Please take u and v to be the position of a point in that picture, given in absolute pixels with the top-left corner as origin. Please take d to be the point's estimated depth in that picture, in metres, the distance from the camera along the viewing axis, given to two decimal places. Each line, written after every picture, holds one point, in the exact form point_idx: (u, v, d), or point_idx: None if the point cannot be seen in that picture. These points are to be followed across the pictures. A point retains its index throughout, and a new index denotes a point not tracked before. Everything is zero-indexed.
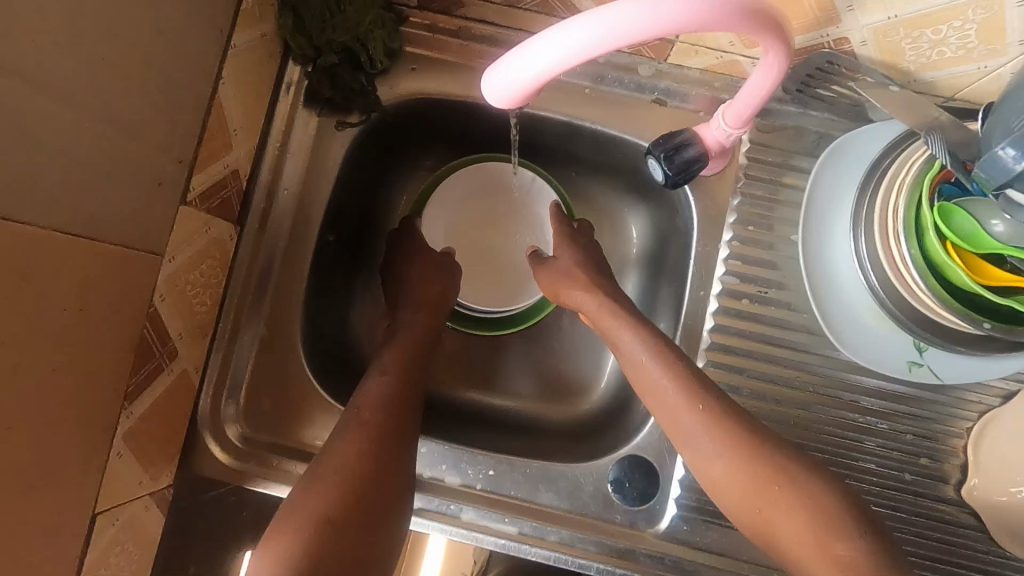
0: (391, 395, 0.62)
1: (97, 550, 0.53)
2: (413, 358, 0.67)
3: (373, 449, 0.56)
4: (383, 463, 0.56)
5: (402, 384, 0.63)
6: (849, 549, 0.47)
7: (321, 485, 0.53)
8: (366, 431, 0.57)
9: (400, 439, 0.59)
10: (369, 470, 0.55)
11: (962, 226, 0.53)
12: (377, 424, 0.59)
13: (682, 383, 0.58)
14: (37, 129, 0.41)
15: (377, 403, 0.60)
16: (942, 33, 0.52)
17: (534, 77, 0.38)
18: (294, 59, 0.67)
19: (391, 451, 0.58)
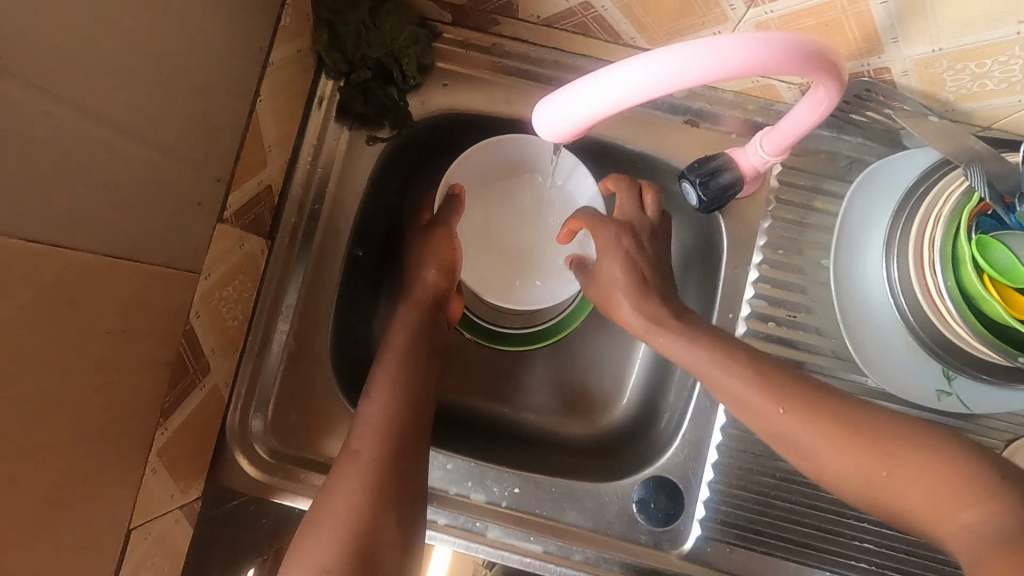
0: (389, 423, 0.59)
1: (132, 564, 0.53)
2: (412, 375, 0.63)
3: (377, 488, 0.55)
4: (388, 500, 0.55)
5: (400, 407, 0.60)
6: (975, 516, 0.43)
7: (322, 533, 0.52)
8: (363, 469, 0.56)
9: (404, 469, 0.57)
10: (372, 511, 0.53)
11: (1000, 260, 0.52)
12: (395, 429, 0.59)
13: (761, 390, 0.55)
14: (86, 153, 0.41)
15: (374, 433, 0.58)
16: (986, 66, 0.52)
17: (589, 115, 0.39)
18: (327, 74, 0.67)
19: (396, 484, 0.56)
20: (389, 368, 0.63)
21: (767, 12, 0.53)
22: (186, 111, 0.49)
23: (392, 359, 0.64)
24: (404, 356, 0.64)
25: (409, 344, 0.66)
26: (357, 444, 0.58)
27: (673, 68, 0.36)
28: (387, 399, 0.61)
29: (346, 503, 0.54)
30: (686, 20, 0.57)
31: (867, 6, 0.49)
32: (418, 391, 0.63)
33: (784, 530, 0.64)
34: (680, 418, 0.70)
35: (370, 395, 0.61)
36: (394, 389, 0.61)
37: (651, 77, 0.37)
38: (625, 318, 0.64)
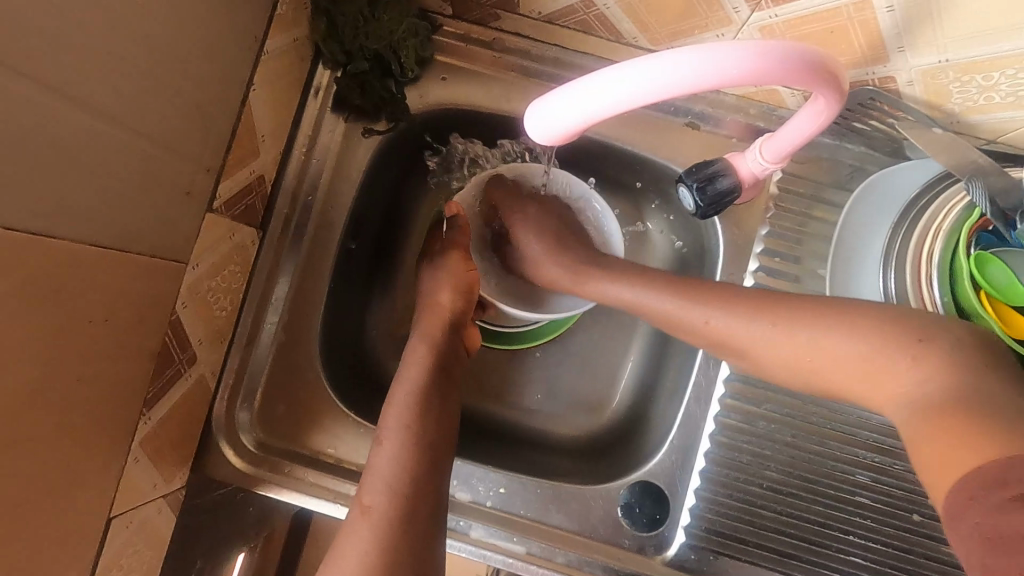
0: (399, 466, 0.56)
1: (112, 552, 0.53)
2: (424, 409, 0.60)
3: (390, 538, 0.51)
4: (407, 551, 0.51)
5: (411, 448, 0.57)
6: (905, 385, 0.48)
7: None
8: (375, 521, 0.52)
9: (419, 513, 0.53)
10: (387, 565, 0.50)
11: (997, 277, 0.53)
12: (414, 465, 0.56)
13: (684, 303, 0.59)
14: (70, 139, 0.41)
15: (386, 477, 0.55)
16: (993, 79, 0.51)
17: (580, 121, 0.39)
18: (324, 64, 0.66)
19: (412, 532, 0.52)
20: (402, 403, 0.60)
21: (772, 16, 0.51)
22: (175, 98, 0.49)
23: (400, 397, 0.61)
24: (413, 391, 0.61)
25: (422, 378, 0.62)
26: (370, 492, 0.55)
27: (666, 76, 0.35)
28: (402, 430, 0.58)
29: (358, 559, 0.50)
30: (689, 20, 0.56)
31: (873, 13, 0.48)
32: (431, 426, 0.59)
33: (768, 539, 0.64)
34: (670, 423, 0.70)
35: (383, 436, 0.58)
36: (402, 427, 0.58)
37: (644, 84, 0.36)
38: (553, 276, 0.69)
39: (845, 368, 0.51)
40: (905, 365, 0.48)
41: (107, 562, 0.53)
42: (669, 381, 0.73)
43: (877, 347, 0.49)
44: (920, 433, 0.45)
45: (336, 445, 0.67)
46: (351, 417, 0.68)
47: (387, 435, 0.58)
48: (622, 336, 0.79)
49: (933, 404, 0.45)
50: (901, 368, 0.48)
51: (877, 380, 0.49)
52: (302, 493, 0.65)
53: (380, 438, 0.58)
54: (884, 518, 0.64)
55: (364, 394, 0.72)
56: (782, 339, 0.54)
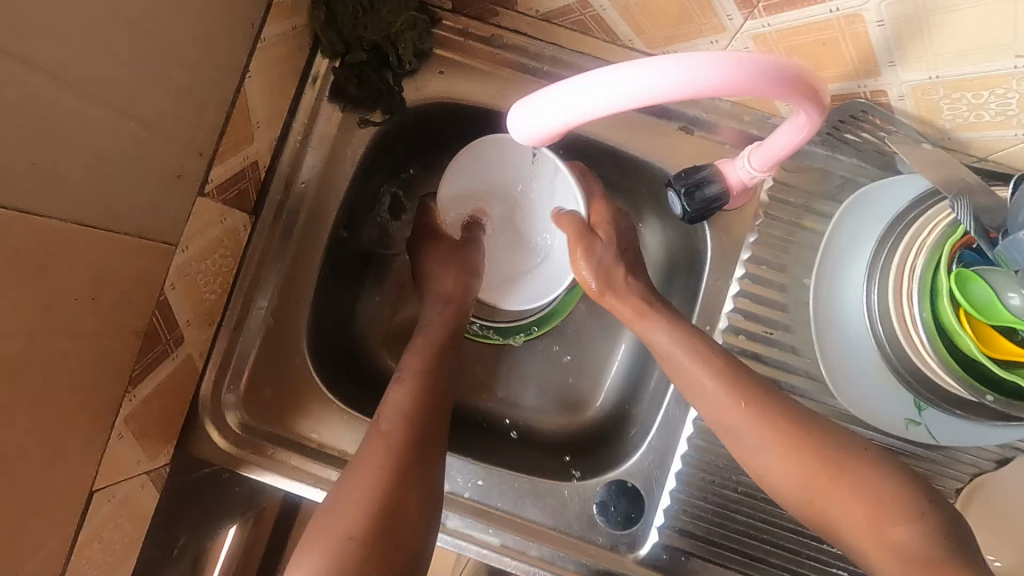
0: (416, 402, 0.60)
1: (93, 525, 0.54)
2: (438, 362, 0.65)
3: (407, 455, 0.56)
4: (417, 474, 0.55)
5: (428, 389, 0.62)
6: (902, 533, 0.47)
7: (356, 489, 0.53)
8: (392, 441, 0.57)
9: (426, 442, 0.58)
10: (398, 480, 0.54)
11: (978, 295, 0.50)
12: (426, 400, 0.61)
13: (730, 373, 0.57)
14: (59, 120, 0.42)
15: (405, 407, 0.60)
16: (983, 98, 0.50)
17: (559, 123, 0.39)
18: (322, 53, 0.67)
19: (422, 459, 0.57)
20: (419, 352, 0.66)
21: (765, 25, 0.52)
22: (169, 83, 0.50)
23: (421, 349, 0.66)
24: (433, 345, 0.67)
25: (438, 337, 0.68)
26: (388, 418, 0.59)
27: (646, 82, 0.36)
28: (417, 370, 0.64)
29: (377, 466, 0.55)
30: (683, 26, 0.56)
31: (864, 26, 0.48)
32: (445, 377, 0.65)
33: (740, 543, 0.65)
34: (649, 425, 0.71)
35: (400, 376, 0.63)
36: (422, 372, 0.64)
37: (622, 91, 0.36)
38: (615, 305, 0.65)
39: (852, 497, 0.50)
40: (905, 518, 0.47)
41: (88, 534, 0.54)
42: (652, 384, 0.73)
43: (880, 498, 0.49)
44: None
45: (320, 430, 0.68)
46: (336, 404, 0.69)
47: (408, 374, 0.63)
48: (610, 336, 0.80)
49: (926, 559, 0.45)
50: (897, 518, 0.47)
51: (875, 523, 0.48)
52: (282, 476, 0.66)
53: (398, 376, 0.63)
54: None
55: (350, 381, 0.73)
56: (790, 462, 0.53)
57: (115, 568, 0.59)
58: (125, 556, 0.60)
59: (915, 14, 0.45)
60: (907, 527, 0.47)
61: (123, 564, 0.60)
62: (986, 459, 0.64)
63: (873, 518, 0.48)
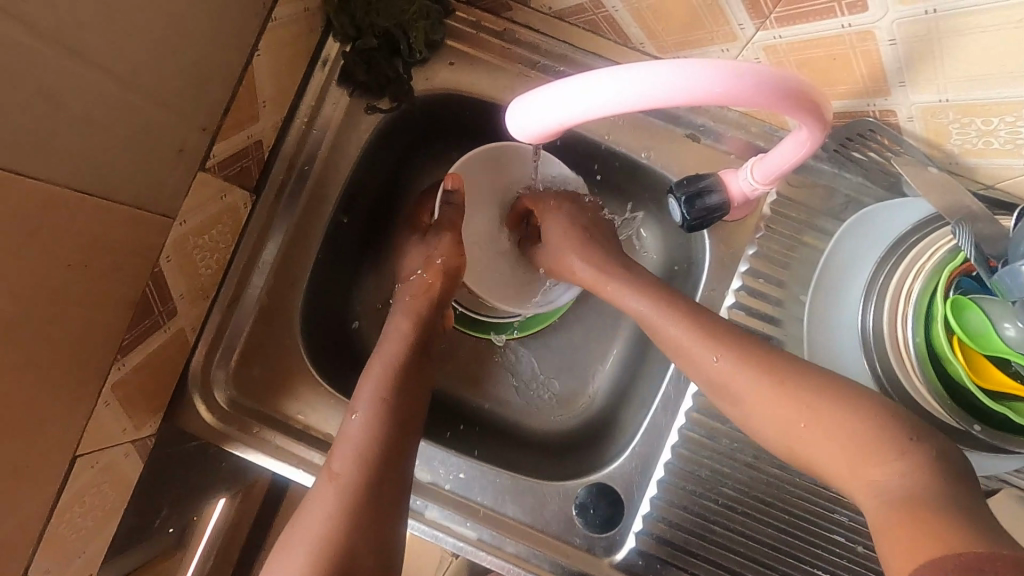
0: (371, 439, 0.57)
1: (74, 489, 0.55)
2: (394, 390, 0.61)
3: (359, 502, 0.53)
4: (369, 519, 0.53)
5: (382, 422, 0.58)
6: (884, 473, 0.45)
7: (305, 540, 0.52)
8: (342, 484, 0.54)
9: (382, 483, 0.55)
10: (348, 527, 0.52)
11: (973, 324, 0.50)
12: (382, 437, 0.58)
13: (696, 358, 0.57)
14: (60, 85, 0.42)
15: (358, 444, 0.57)
16: (993, 124, 0.49)
17: (557, 122, 0.39)
18: (334, 37, 0.67)
19: (377, 502, 0.54)
20: (377, 378, 0.62)
21: (776, 37, 0.52)
22: (174, 55, 0.50)
23: (376, 374, 0.62)
24: (392, 368, 0.63)
25: (397, 362, 0.63)
26: (339, 459, 0.56)
27: (645, 87, 0.36)
28: (371, 399, 0.60)
29: (327, 519, 0.52)
30: (694, 32, 0.56)
31: (875, 44, 0.48)
32: (403, 406, 0.61)
33: (718, 556, 0.64)
34: (634, 430, 0.71)
35: (355, 408, 0.60)
36: (376, 403, 0.60)
37: (621, 95, 0.36)
38: (573, 273, 0.69)
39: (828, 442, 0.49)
40: (891, 457, 0.45)
41: (69, 498, 0.54)
42: (642, 390, 0.74)
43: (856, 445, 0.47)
44: (886, 525, 0.43)
45: (306, 412, 0.68)
46: (324, 387, 0.69)
47: (361, 404, 0.60)
48: (603, 340, 0.80)
49: (910, 504, 0.42)
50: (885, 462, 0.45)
51: (863, 465, 0.46)
52: (265, 455, 0.66)
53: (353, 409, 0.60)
54: (840, 549, 0.63)
55: (340, 364, 0.73)
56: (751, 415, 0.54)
57: (94, 532, 0.59)
58: (106, 522, 0.61)
59: (927, 33, 0.45)
60: (886, 468, 0.45)
61: (103, 528, 0.60)
62: None
63: (854, 461, 0.47)
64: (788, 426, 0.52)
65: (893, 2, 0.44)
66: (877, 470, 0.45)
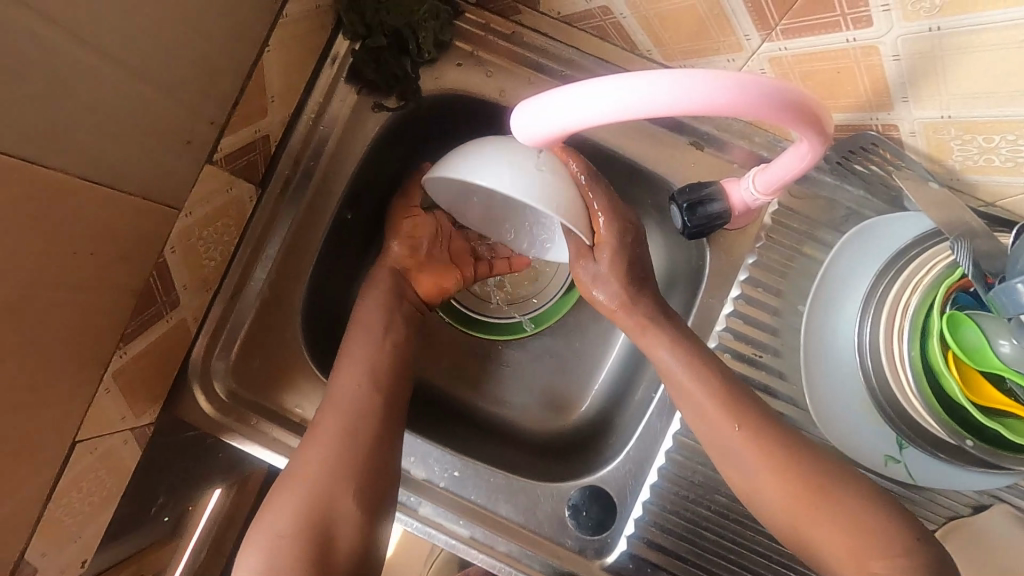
0: (357, 399, 0.60)
1: (73, 474, 0.55)
2: (379, 354, 0.64)
3: (342, 459, 0.56)
4: (354, 476, 0.56)
5: (371, 385, 0.61)
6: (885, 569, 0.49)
7: (292, 491, 0.55)
8: (326, 441, 0.57)
9: (367, 443, 0.58)
10: (332, 482, 0.55)
11: (968, 339, 0.50)
12: (368, 399, 0.60)
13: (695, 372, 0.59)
14: (71, 76, 0.42)
15: (347, 405, 0.59)
16: (994, 142, 0.49)
17: (558, 127, 0.40)
18: (344, 34, 0.68)
19: (361, 461, 0.57)
20: (363, 342, 0.65)
21: (781, 48, 0.53)
22: (184, 48, 0.50)
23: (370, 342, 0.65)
24: (378, 332, 0.65)
25: (375, 323, 0.66)
26: (327, 416, 0.59)
27: (644, 96, 0.36)
28: (357, 360, 0.63)
29: (312, 472, 0.56)
30: (701, 41, 0.57)
31: (879, 58, 0.49)
32: (389, 371, 0.64)
33: (707, 562, 0.64)
34: (630, 434, 0.71)
35: (342, 368, 0.62)
36: (361, 365, 0.62)
37: (621, 104, 0.37)
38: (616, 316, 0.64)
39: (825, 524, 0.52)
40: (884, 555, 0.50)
41: (67, 483, 0.55)
42: (638, 394, 0.74)
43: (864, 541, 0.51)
44: None
45: (304, 406, 0.69)
46: (323, 381, 0.69)
47: (351, 366, 0.62)
48: (601, 345, 0.80)
49: None
50: (887, 553, 0.50)
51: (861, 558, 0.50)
52: (262, 447, 0.66)
53: (339, 369, 0.62)
54: None
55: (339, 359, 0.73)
56: (762, 481, 0.55)
57: (91, 518, 0.60)
58: (103, 507, 0.61)
59: (931, 50, 0.45)
60: (889, 563, 0.49)
61: (100, 514, 0.61)
62: (963, 504, 0.65)
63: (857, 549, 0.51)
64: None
65: (898, 18, 0.45)
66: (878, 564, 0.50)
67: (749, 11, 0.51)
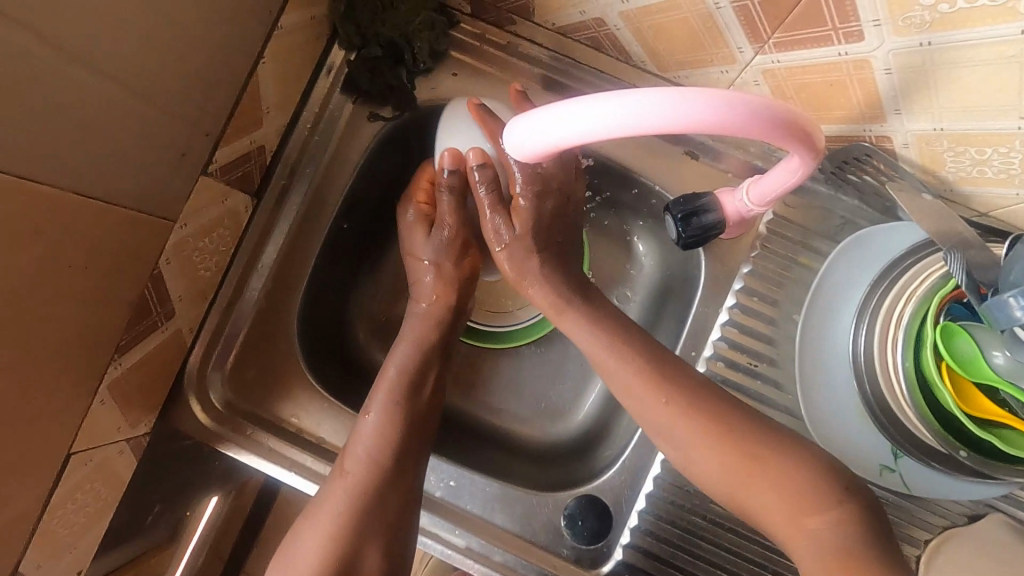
0: (382, 444, 0.58)
1: (68, 487, 0.55)
2: (413, 395, 0.61)
3: (366, 507, 0.55)
4: (377, 519, 0.56)
5: (395, 429, 0.59)
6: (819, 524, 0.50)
7: (313, 543, 0.54)
8: (351, 486, 0.56)
9: (391, 484, 0.57)
10: (356, 536, 0.55)
11: (962, 350, 0.51)
12: (395, 445, 0.58)
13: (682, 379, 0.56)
14: (67, 93, 0.43)
15: (368, 449, 0.58)
16: (987, 154, 0.50)
17: (551, 143, 0.41)
18: (339, 44, 0.68)
19: (383, 505, 0.56)
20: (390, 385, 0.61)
21: (774, 61, 0.53)
22: (179, 62, 0.51)
23: (388, 380, 0.61)
24: (404, 370, 0.62)
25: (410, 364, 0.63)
26: (351, 459, 0.58)
27: (618, 116, 0.37)
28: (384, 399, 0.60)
29: (332, 525, 0.55)
30: (695, 54, 0.57)
31: (871, 72, 0.49)
32: (417, 407, 0.61)
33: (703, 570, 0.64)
34: (625, 444, 0.71)
35: (369, 408, 0.60)
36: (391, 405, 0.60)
37: (597, 124, 0.38)
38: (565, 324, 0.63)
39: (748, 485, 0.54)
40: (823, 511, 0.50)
41: (63, 495, 0.55)
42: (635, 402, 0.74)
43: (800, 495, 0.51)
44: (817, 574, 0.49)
45: (300, 415, 0.69)
46: (320, 392, 0.69)
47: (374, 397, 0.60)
48: None
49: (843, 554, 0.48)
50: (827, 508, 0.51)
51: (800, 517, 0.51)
52: (260, 457, 0.66)
53: (366, 410, 0.60)
54: None
55: (336, 369, 0.73)
56: (723, 470, 0.55)
57: (86, 529, 0.60)
58: (99, 518, 0.61)
59: (921, 64, 0.45)
60: (825, 516, 0.50)
61: (96, 525, 0.61)
62: (958, 513, 0.64)
63: (794, 515, 0.51)
64: (752, 472, 0.54)
65: (889, 33, 0.45)
66: (812, 518, 0.51)
67: (742, 25, 0.51)
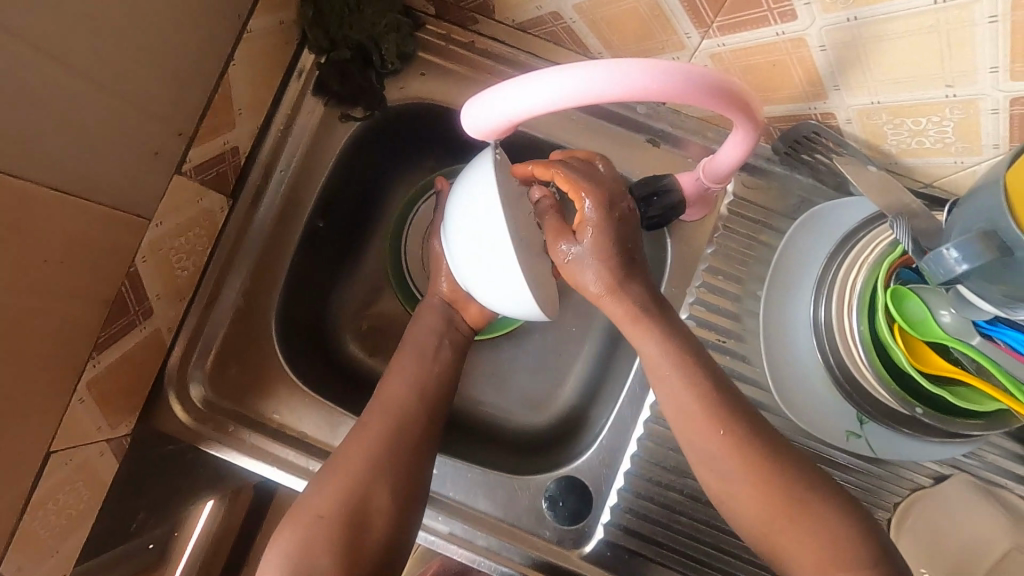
0: (407, 401, 0.60)
1: (48, 486, 0.55)
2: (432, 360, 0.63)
3: (386, 457, 0.56)
4: (396, 473, 0.56)
5: (421, 387, 0.61)
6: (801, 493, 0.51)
7: (327, 491, 0.54)
8: (368, 441, 0.57)
9: (408, 439, 0.57)
10: (366, 486, 0.54)
11: (914, 312, 0.54)
12: (412, 405, 0.60)
13: None
14: (38, 91, 0.44)
15: (389, 406, 0.59)
16: (922, 124, 0.53)
17: (506, 118, 0.42)
18: (309, 49, 0.70)
19: (400, 458, 0.56)
20: (417, 352, 0.64)
21: (720, 44, 0.56)
22: (149, 63, 0.53)
23: (423, 344, 0.64)
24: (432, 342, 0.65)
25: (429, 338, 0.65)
26: (376, 413, 0.59)
27: (575, 85, 0.39)
28: (413, 360, 0.63)
29: (348, 475, 0.55)
30: (647, 41, 0.60)
31: (809, 50, 0.52)
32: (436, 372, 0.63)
33: (682, 543, 0.66)
34: (602, 426, 0.73)
35: (397, 369, 0.63)
36: (417, 368, 0.62)
37: (552, 92, 0.39)
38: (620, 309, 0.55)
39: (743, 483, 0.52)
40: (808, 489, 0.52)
41: (43, 494, 0.55)
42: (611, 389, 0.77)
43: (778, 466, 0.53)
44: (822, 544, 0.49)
45: (282, 411, 0.69)
46: (302, 388, 0.70)
47: (401, 371, 0.62)
48: (576, 339, 0.82)
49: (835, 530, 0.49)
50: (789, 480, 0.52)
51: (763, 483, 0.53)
52: (242, 454, 0.67)
53: (392, 372, 0.62)
54: None
55: (316, 366, 0.74)
56: None
57: (68, 532, 0.60)
58: (81, 522, 0.61)
59: (851, 40, 0.49)
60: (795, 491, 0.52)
61: (79, 527, 0.61)
62: (924, 475, 0.66)
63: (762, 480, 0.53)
64: None
65: (819, 10, 0.48)
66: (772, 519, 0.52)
67: (687, 11, 0.54)
